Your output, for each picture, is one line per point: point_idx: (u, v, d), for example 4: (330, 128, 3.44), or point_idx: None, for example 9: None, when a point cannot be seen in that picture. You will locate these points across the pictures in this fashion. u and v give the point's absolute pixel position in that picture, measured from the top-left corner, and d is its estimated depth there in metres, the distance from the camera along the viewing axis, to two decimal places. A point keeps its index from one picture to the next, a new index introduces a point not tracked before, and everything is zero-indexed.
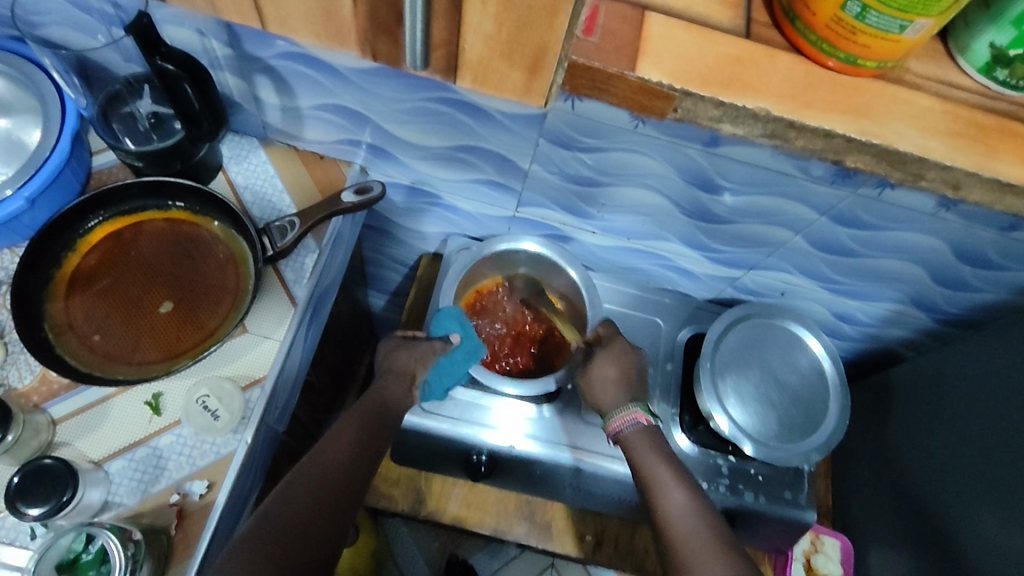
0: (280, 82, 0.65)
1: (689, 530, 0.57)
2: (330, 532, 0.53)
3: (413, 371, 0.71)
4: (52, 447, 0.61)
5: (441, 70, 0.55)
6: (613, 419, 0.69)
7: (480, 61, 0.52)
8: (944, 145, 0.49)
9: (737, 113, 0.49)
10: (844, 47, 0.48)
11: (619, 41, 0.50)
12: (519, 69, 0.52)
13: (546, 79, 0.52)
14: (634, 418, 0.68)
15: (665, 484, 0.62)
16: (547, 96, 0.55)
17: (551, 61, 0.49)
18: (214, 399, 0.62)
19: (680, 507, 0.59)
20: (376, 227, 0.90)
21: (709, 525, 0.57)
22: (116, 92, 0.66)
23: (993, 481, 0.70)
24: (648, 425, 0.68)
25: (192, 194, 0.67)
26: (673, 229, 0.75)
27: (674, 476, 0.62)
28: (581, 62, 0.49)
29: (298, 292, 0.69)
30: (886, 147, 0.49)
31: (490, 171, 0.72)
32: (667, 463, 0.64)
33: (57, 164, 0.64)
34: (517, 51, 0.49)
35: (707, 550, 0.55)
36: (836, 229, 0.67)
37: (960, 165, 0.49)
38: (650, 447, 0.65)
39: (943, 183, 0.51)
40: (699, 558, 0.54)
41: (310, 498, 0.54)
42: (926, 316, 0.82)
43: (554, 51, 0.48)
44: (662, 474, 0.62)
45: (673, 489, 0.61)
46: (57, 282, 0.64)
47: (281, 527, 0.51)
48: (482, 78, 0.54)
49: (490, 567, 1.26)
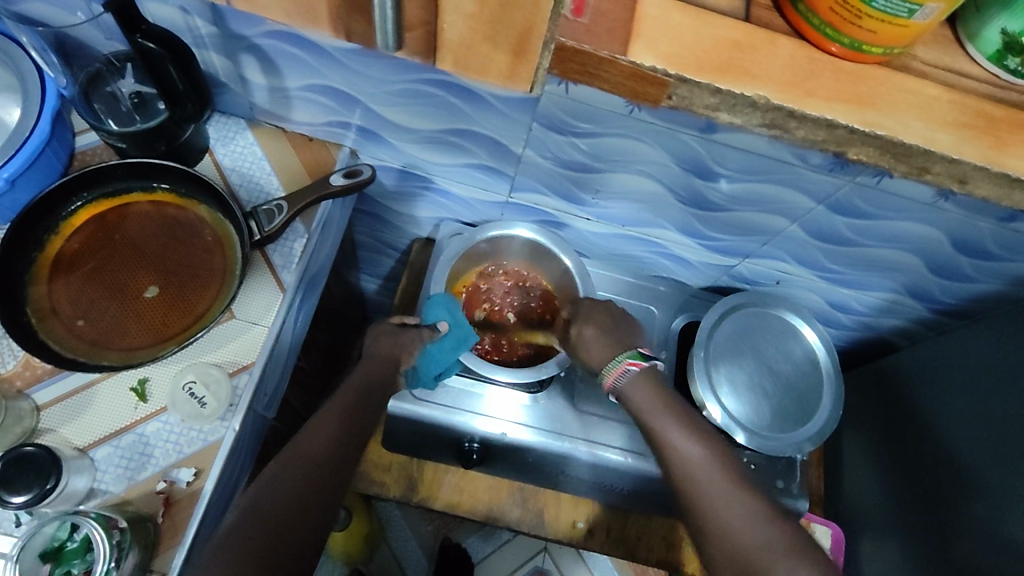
0: (266, 61, 0.63)
1: (706, 480, 0.57)
2: (317, 520, 0.52)
3: (398, 357, 0.70)
4: (37, 433, 0.59)
5: (421, 52, 0.53)
6: (611, 369, 0.68)
7: (461, 40, 0.50)
8: (951, 137, 0.48)
9: (735, 101, 0.48)
10: (848, 33, 0.46)
11: (610, 23, 0.48)
12: (504, 52, 0.50)
13: (532, 63, 0.50)
14: (624, 369, 0.67)
15: (674, 434, 0.61)
16: (532, 83, 0.53)
17: (536, 42, 0.47)
18: (200, 385, 0.62)
19: (694, 456, 0.59)
20: (369, 212, 0.88)
21: (727, 470, 0.57)
22: (96, 73, 0.65)
23: (992, 472, 0.69)
24: (641, 370, 0.67)
25: (178, 176, 0.65)
26: (668, 216, 0.74)
27: (682, 426, 0.62)
28: (569, 45, 0.47)
29: (286, 276, 0.68)
30: (891, 139, 0.48)
31: (483, 155, 0.70)
32: (671, 412, 0.63)
33: (38, 144, 0.62)
34: (501, 31, 0.47)
35: (730, 499, 0.55)
36: (834, 218, 0.66)
37: (967, 159, 0.48)
38: (650, 391, 0.65)
39: (949, 177, 0.50)
40: (729, 508, 0.55)
41: (297, 486, 0.52)
42: (921, 305, 0.82)
43: (539, 33, 0.46)
44: (667, 423, 0.62)
45: (685, 440, 0.60)
46: (40, 265, 0.63)
47: (266, 517, 0.49)
48: (463, 61, 0.52)
49: (483, 551, 1.27)
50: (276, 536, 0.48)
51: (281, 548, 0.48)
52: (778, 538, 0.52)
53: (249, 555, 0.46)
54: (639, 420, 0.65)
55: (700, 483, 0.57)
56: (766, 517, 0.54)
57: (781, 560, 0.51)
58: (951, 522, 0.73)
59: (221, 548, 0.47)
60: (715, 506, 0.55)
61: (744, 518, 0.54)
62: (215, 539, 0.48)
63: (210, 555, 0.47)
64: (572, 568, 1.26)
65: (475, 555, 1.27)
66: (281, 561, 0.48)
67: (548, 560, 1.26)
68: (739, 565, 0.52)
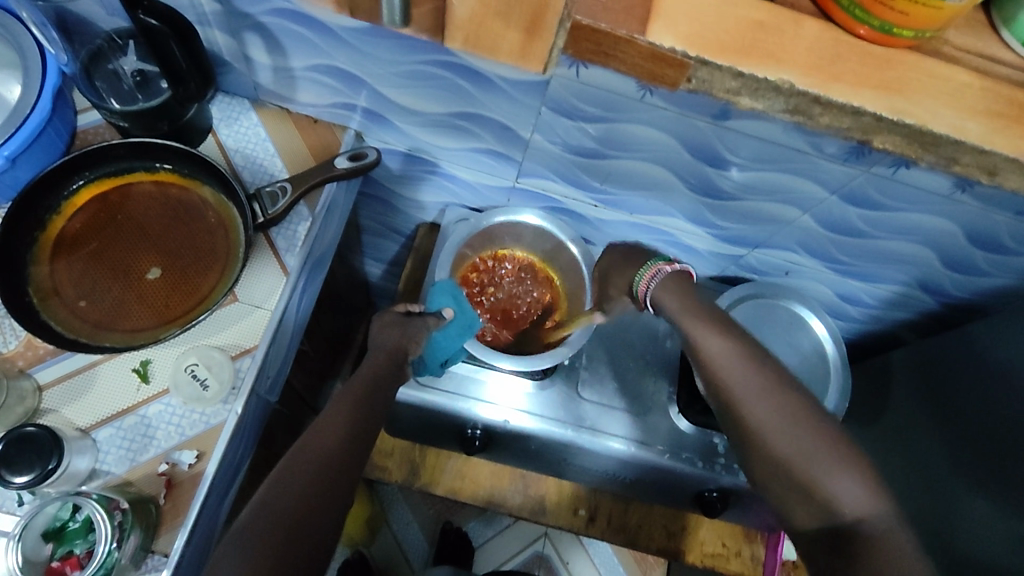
0: (270, 40, 0.62)
1: (737, 379, 0.53)
2: (332, 516, 0.50)
3: (406, 348, 0.66)
4: (38, 413, 0.59)
5: (429, 28, 0.53)
6: (640, 278, 0.63)
7: (472, 18, 0.50)
8: (983, 127, 0.47)
9: (758, 86, 0.47)
10: (880, 14, 0.44)
11: (628, 1, 0.46)
12: (517, 29, 0.49)
13: (546, 42, 0.50)
14: (658, 272, 0.62)
15: (702, 334, 0.56)
16: (547, 61, 0.52)
17: (553, 19, 0.47)
18: (203, 368, 0.61)
19: (727, 357, 0.54)
20: (374, 195, 0.88)
21: (766, 373, 0.52)
22: (98, 50, 0.64)
23: (1000, 466, 0.68)
24: (676, 270, 0.62)
25: (179, 156, 0.65)
26: (678, 204, 0.73)
27: (708, 322, 0.56)
28: (584, 23, 0.45)
29: (290, 259, 0.67)
30: (919, 127, 0.47)
31: (490, 140, 0.69)
32: (695, 315, 0.57)
33: (39, 122, 0.61)
34: (514, 7, 0.47)
35: (765, 401, 0.51)
36: (847, 209, 0.65)
37: (999, 150, 0.47)
38: (681, 295, 0.59)
39: (978, 168, 0.49)
40: (761, 406, 0.51)
41: (309, 482, 0.50)
42: (932, 299, 0.81)
43: (555, 8, 0.46)
44: (700, 326, 0.56)
45: (710, 337, 0.55)
46: (42, 245, 0.62)
47: (281, 516, 0.48)
48: (473, 40, 0.52)
49: (483, 535, 1.27)
50: (292, 531, 0.47)
51: (295, 545, 0.47)
52: (818, 437, 0.49)
53: (262, 551, 0.46)
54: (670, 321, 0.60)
55: (734, 391, 0.52)
56: (797, 413, 0.50)
57: (823, 468, 0.48)
58: (961, 522, 0.72)
59: (235, 549, 0.46)
60: (755, 413, 0.51)
61: (788, 429, 0.50)
62: (227, 536, 0.47)
63: (224, 552, 0.46)
64: (573, 554, 1.26)
65: (476, 539, 1.27)
66: (297, 561, 0.47)
67: (548, 545, 1.27)
68: (785, 475, 0.49)
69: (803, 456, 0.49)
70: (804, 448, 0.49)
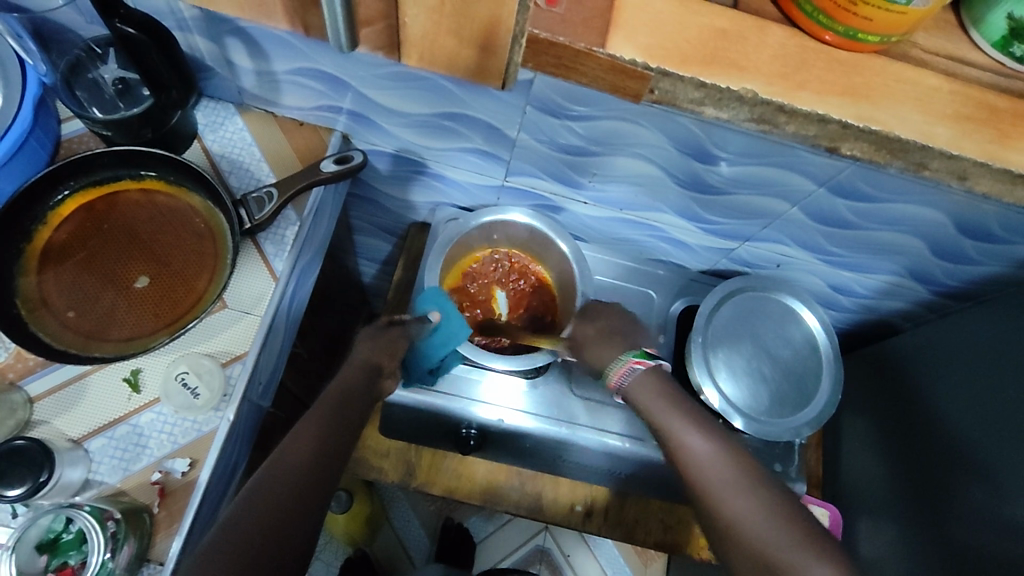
0: (252, 44, 0.61)
1: (711, 471, 0.55)
2: (311, 523, 0.50)
3: (379, 362, 0.65)
4: (30, 425, 0.59)
5: (384, 46, 0.53)
6: (616, 369, 0.67)
7: (425, 35, 0.50)
8: (952, 132, 0.46)
9: (721, 96, 0.46)
10: (843, 20, 0.44)
11: (588, 13, 0.46)
12: (471, 46, 0.49)
13: (502, 58, 0.49)
14: (629, 369, 0.66)
15: (683, 432, 0.59)
16: (505, 77, 0.52)
17: (506, 37, 0.47)
18: (193, 376, 0.61)
19: (702, 453, 0.57)
20: (363, 196, 0.87)
21: (735, 464, 0.55)
22: (77, 59, 0.63)
23: (990, 449, 0.69)
24: (647, 368, 0.65)
25: (165, 164, 0.64)
26: (667, 200, 0.72)
27: (690, 421, 0.60)
28: (542, 37, 0.45)
29: (279, 265, 0.67)
30: (885, 135, 0.46)
31: (477, 139, 0.69)
32: (678, 411, 0.61)
33: (21, 134, 0.60)
34: (465, 24, 0.46)
35: (738, 491, 0.53)
36: (834, 201, 0.65)
37: (967, 155, 0.46)
38: (663, 399, 0.62)
39: (948, 173, 0.48)
40: (731, 492, 0.53)
41: (290, 489, 0.50)
42: (923, 288, 0.81)
43: (507, 26, 0.45)
44: (682, 426, 0.59)
45: (692, 434, 0.59)
46: (29, 255, 0.62)
47: (257, 522, 0.47)
48: (430, 56, 0.52)
49: (484, 531, 1.28)
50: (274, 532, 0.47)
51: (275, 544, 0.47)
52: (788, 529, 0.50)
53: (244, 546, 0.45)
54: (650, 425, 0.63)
55: (707, 481, 0.55)
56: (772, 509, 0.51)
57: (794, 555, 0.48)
58: (954, 512, 0.72)
59: (211, 556, 0.45)
60: (727, 502, 0.53)
61: (754, 512, 0.51)
62: (210, 532, 0.47)
63: (205, 547, 0.46)
64: (574, 547, 1.27)
65: (477, 534, 1.28)
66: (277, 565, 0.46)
67: (549, 539, 1.28)
68: (753, 558, 0.49)
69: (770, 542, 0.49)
70: (771, 533, 0.49)
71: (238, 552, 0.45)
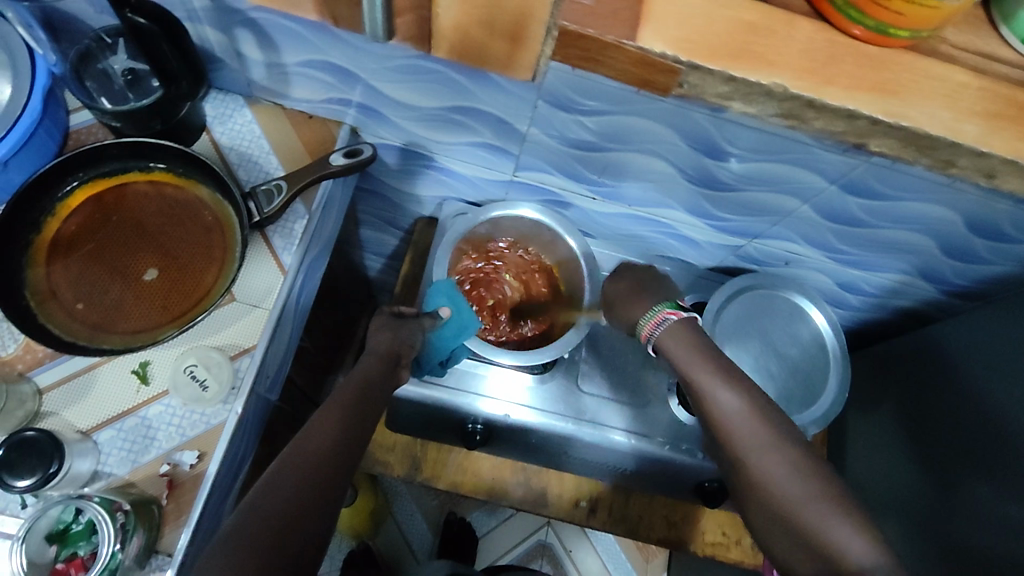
0: (261, 35, 0.61)
1: (743, 431, 0.53)
2: (324, 522, 0.50)
3: (399, 351, 0.65)
4: (39, 417, 0.59)
5: (413, 38, 0.55)
6: (645, 323, 0.64)
7: (456, 28, 0.52)
8: (980, 128, 0.46)
9: (749, 90, 0.46)
10: (874, 14, 0.43)
11: (616, 6, 0.45)
12: (502, 40, 0.52)
13: (532, 49, 0.52)
14: (664, 318, 0.62)
15: (712, 387, 0.56)
16: (534, 70, 0.55)
17: (537, 30, 0.50)
18: (202, 368, 0.61)
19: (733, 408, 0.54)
20: (370, 190, 0.87)
21: (769, 426, 0.52)
22: (87, 50, 0.63)
23: (999, 455, 0.68)
24: (681, 320, 0.62)
25: (174, 156, 0.64)
26: (677, 196, 0.72)
27: (719, 377, 0.56)
28: (571, 29, 0.45)
29: (287, 258, 0.67)
30: (916, 132, 0.46)
31: (487, 133, 0.68)
32: (709, 363, 0.57)
33: (31, 124, 0.60)
34: (497, 18, 0.49)
35: (769, 453, 0.51)
36: (846, 198, 0.64)
37: (996, 152, 0.46)
38: (692, 350, 0.59)
39: (975, 170, 0.49)
40: (761, 457, 0.51)
41: (301, 487, 0.50)
42: (933, 287, 0.80)
43: (539, 20, 0.48)
44: (710, 381, 0.56)
45: (722, 392, 0.55)
46: (38, 247, 0.62)
47: (270, 520, 0.47)
48: (458, 49, 0.54)
49: (487, 525, 1.28)
50: (282, 538, 0.47)
51: (283, 550, 0.46)
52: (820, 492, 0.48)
53: (250, 552, 0.45)
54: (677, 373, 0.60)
55: (738, 436, 0.53)
56: (804, 472, 0.50)
57: (831, 521, 0.47)
58: (960, 512, 0.71)
59: (222, 555, 0.45)
60: (758, 465, 0.51)
61: (788, 474, 0.50)
62: (215, 540, 0.47)
63: (213, 554, 0.45)
64: (576, 541, 1.28)
65: (479, 529, 1.28)
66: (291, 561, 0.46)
67: (551, 534, 1.28)
68: (782, 519, 0.49)
69: (802, 507, 0.48)
70: (804, 498, 0.48)
71: (244, 557, 0.45)
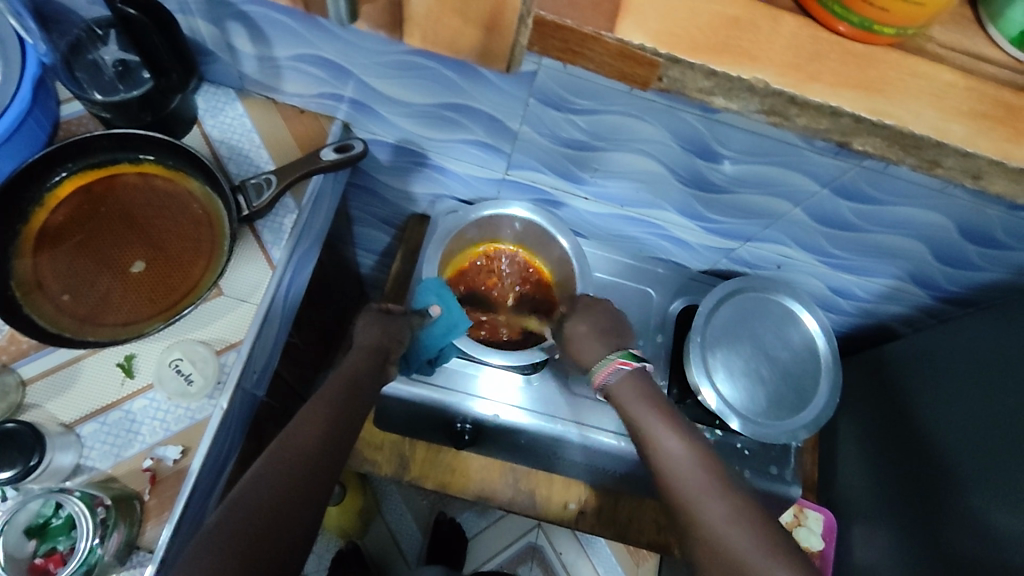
0: (253, 29, 0.60)
1: (685, 475, 0.56)
2: (307, 520, 0.49)
3: (387, 347, 0.65)
4: (22, 409, 0.58)
5: (387, 25, 0.54)
6: (600, 369, 0.68)
7: (429, 15, 0.52)
8: (966, 128, 0.46)
9: (730, 85, 0.46)
10: (859, 10, 0.42)
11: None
12: (475, 26, 0.51)
13: (507, 40, 0.51)
14: (615, 367, 0.67)
15: (663, 435, 0.60)
16: (510, 61, 0.54)
17: (512, 17, 0.48)
18: (187, 362, 0.61)
19: (679, 456, 0.58)
20: (363, 186, 0.87)
21: (709, 469, 0.56)
22: (77, 40, 0.62)
23: (990, 460, 0.68)
24: (633, 369, 0.67)
25: (163, 148, 0.63)
26: (668, 197, 0.72)
27: (669, 427, 0.61)
28: (547, 19, 0.44)
29: (276, 253, 0.66)
30: (901, 130, 0.46)
31: (478, 131, 0.68)
32: (657, 412, 0.62)
33: (19, 114, 0.60)
34: (471, 6, 0.49)
35: (707, 495, 0.53)
36: (838, 202, 0.64)
37: (983, 152, 0.46)
38: (642, 401, 0.64)
39: (962, 172, 0.48)
40: (698, 497, 0.53)
41: (286, 482, 0.49)
42: (924, 293, 0.80)
43: (512, 7, 0.47)
44: (658, 427, 0.61)
45: (671, 439, 0.59)
46: (25, 238, 0.61)
47: (252, 515, 0.46)
48: (432, 37, 0.53)
49: (477, 526, 1.28)
50: (265, 535, 0.46)
51: (266, 548, 0.45)
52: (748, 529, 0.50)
53: (232, 550, 0.44)
54: (628, 422, 0.64)
55: (675, 483, 0.56)
56: (736, 510, 0.52)
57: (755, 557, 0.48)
58: (954, 518, 0.71)
59: (202, 550, 0.44)
60: (695, 504, 0.53)
61: (723, 515, 0.51)
62: (196, 539, 0.46)
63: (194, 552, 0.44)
64: (566, 544, 1.27)
65: (470, 530, 1.27)
66: (273, 560, 0.45)
67: (541, 536, 1.27)
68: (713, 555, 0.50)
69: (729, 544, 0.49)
70: (730, 532, 0.50)
71: (226, 553, 0.44)
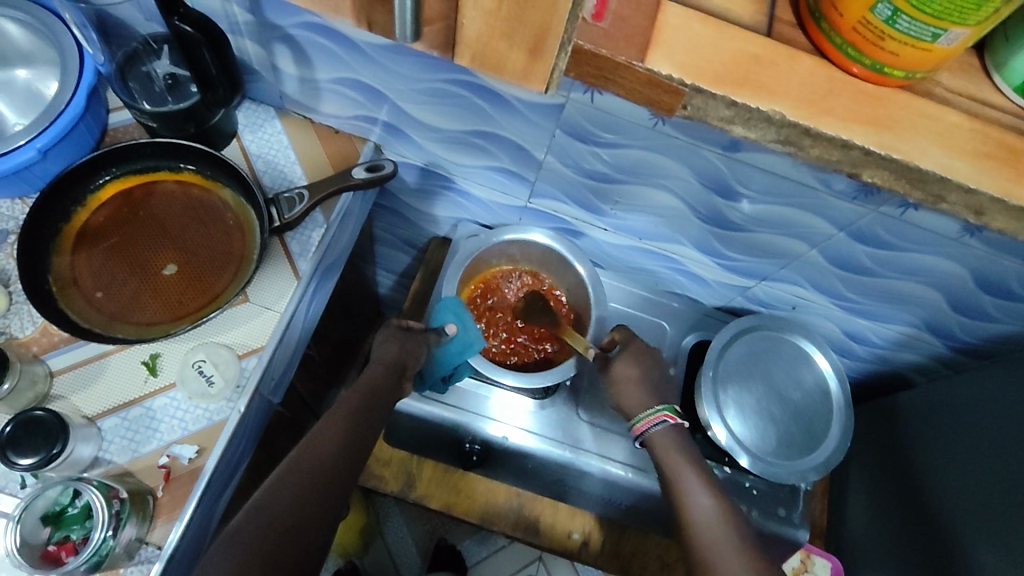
0: (298, 51, 0.64)
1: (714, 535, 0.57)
2: (324, 528, 0.50)
3: (403, 362, 0.66)
4: (48, 399, 0.61)
5: (439, 46, 0.54)
6: (641, 419, 0.67)
7: (478, 38, 0.51)
8: (969, 167, 0.47)
9: (749, 115, 0.48)
10: (871, 54, 0.45)
11: (629, 29, 0.47)
12: (520, 50, 0.50)
13: (548, 64, 0.50)
14: (661, 419, 0.66)
15: (693, 489, 0.61)
16: (548, 82, 0.53)
17: (553, 44, 0.48)
18: (210, 364, 0.63)
19: (708, 514, 0.59)
20: (388, 207, 0.89)
21: (738, 533, 0.57)
22: (133, 52, 0.66)
23: (997, 517, 0.68)
24: (676, 425, 0.66)
25: (203, 158, 0.66)
26: (686, 232, 0.73)
27: (700, 482, 0.61)
28: (586, 48, 0.46)
29: (303, 265, 0.68)
30: (906, 164, 0.47)
31: (505, 159, 0.71)
32: (691, 464, 0.63)
33: (72, 119, 0.63)
34: (518, 29, 0.47)
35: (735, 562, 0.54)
36: (855, 246, 0.65)
37: (984, 190, 0.47)
38: (675, 452, 0.64)
39: (965, 207, 0.49)
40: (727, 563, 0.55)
41: (305, 491, 0.51)
42: (940, 342, 0.80)
43: (556, 34, 0.46)
44: (689, 480, 0.61)
45: (700, 494, 0.60)
46: (65, 236, 0.64)
47: (272, 521, 0.48)
48: (480, 58, 0.53)
49: (477, 555, 1.27)
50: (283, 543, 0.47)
51: (283, 555, 0.47)
52: None
53: (251, 554, 0.46)
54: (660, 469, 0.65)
55: (709, 544, 0.56)
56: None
57: None
58: (961, 574, 0.70)
59: (224, 551, 0.46)
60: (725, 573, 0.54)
61: None
62: (218, 539, 0.47)
63: (215, 554, 0.46)
64: None
65: (470, 558, 1.26)
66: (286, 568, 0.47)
67: (542, 569, 1.26)
68: None
69: None
70: None
71: (246, 557, 0.45)
